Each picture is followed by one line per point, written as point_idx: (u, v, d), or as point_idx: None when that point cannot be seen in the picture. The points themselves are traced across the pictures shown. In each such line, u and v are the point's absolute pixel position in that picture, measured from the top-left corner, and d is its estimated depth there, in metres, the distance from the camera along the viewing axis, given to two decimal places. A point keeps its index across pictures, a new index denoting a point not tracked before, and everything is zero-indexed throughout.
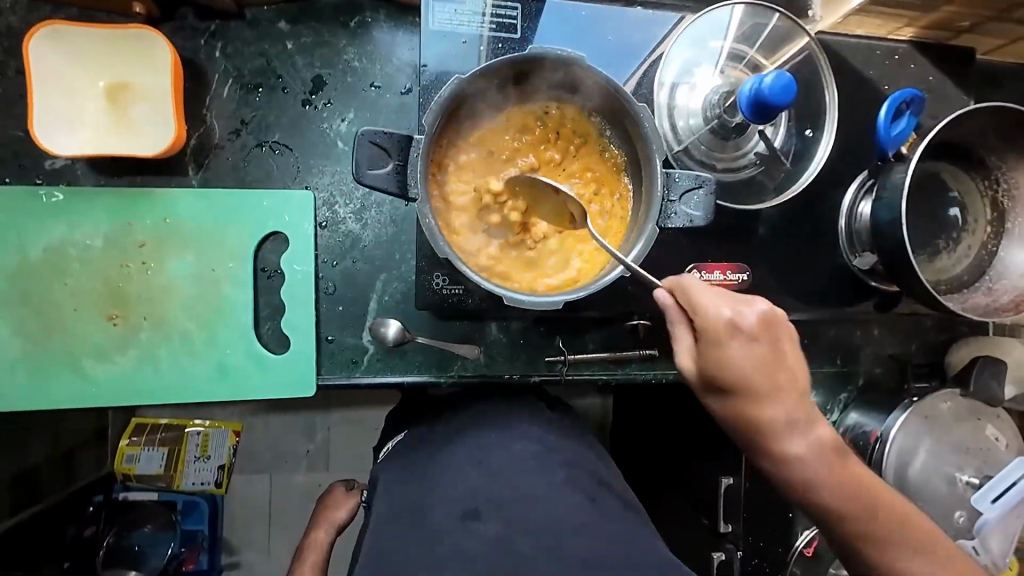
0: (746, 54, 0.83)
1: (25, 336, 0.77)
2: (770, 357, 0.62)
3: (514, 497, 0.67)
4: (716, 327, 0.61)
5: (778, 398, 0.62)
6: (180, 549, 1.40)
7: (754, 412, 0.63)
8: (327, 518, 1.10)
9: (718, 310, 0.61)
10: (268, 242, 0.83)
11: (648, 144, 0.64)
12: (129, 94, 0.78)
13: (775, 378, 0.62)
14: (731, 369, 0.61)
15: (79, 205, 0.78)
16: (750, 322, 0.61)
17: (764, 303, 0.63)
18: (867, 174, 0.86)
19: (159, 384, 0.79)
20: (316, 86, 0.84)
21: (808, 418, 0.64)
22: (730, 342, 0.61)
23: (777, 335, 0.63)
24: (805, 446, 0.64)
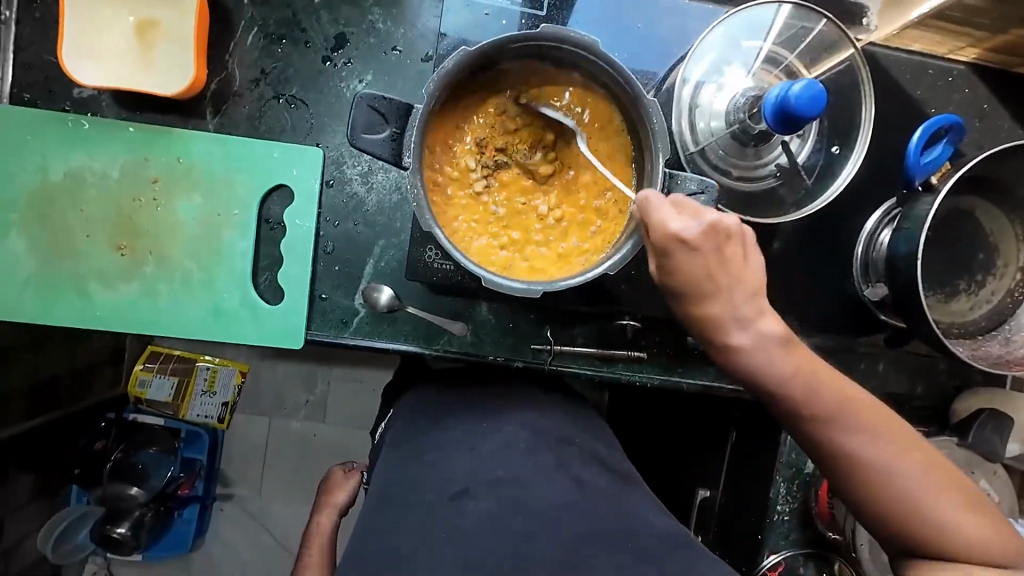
0: (783, 60, 0.79)
1: (39, 254, 0.81)
2: (714, 263, 0.60)
3: (501, 477, 0.70)
4: (658, 236, 0.59)
5: (722, 296, 0.61)
6: (179, 473, 1.47)
7: (698, 309, 0.62)
8: (328, 502, 1.13)
9: (666, 222, 0.59)
10: (274, 194, 0.85)
11: (653, 141, 0.62)
12: (157, 31, 0.80)
13: (720, 277, 0.60)
14: (674, 275, 0.61)
15: (100, 135, 0.80)
16: (695, 233, 0.59)
17: (715, 210, 0.60)
18: (894, 203, 0.81)
19: (157, 317, 0.83)
20: (338, 43, 0.83)
21: (755, 309, 0.61)
22: (675, 253, 0.59)
23: (725, 238, 0.60)
24: (748, 340, 0.61)
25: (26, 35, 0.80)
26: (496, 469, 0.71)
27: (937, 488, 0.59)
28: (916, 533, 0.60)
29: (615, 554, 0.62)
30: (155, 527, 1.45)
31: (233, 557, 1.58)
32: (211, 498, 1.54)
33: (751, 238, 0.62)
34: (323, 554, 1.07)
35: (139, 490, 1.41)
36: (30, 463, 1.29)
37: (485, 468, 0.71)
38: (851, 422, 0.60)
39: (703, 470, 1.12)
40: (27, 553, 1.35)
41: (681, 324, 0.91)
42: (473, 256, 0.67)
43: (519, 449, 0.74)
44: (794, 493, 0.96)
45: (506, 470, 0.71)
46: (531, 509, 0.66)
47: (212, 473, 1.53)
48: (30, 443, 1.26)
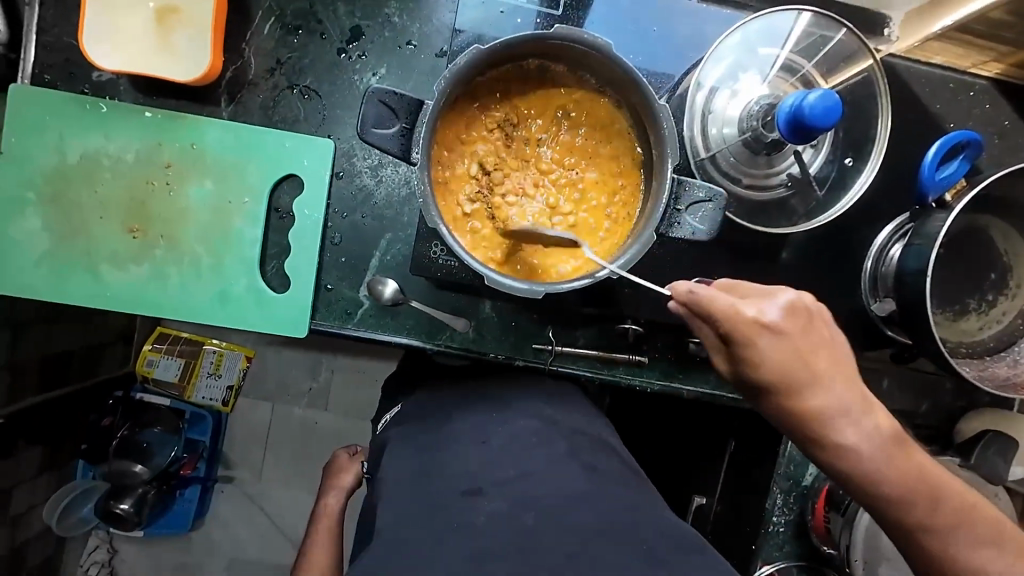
0: (800, 68, 0.78)
1: (54, 234, 0.82)
2: (806, 351, 0.57)
3: (512, 475, 0.70)
4: (741, 327, 0.57)
5: (825, 387, 0.58)
6: (182, 453, 1.49)
7: (802, 406, 0.58)
8: (334, 485, 1.14)
9: (738, 307, 0.57)
10: (284, 184, 0.86)
11: (663, 145, 0.61)
12: (177, 18, 0.81)
13: (817, 368, 0.57)
14: (763, 368, 0.57)
15: (116, 119, 0.82)
16: (776, 316, 0.57)
17: (789, 292, 0.59)
18: (907, 218, 0.79)
19: (165, 300, 0.84)
20: (353, 36, 0.84)
21: (862, 407, 0.58)
22: (762, 339, 0.57)
23: (808, 320, 0.58)
24: (859, 437, 0.58)
25: (49, 17, 0.81)
26: (504, 468, 0.71)
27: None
28: None
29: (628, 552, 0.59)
30: (156, 505, 1.49)
31: (233, 538, 1.61)
32: (213, 479, 1.57)
33: (828, 318, 0.61)
34: (330, 534, 1.08)
35: (143, 467, 1.43)
36: (39, 437, 1.32)
37: (494, 463, 0.72)
38: (969, 528, 0.60)
39: (706, 478, 1.12)
40: (34, 523, 1.37)
41: (683, 330, 0.90)
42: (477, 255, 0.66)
43: (524, 445, 0.74)
44: (791, 504, 0.95)
45: (516, 467, 0.71)
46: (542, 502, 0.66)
47: (213, 457, 1.55)
48: (41, 417, 1.28)
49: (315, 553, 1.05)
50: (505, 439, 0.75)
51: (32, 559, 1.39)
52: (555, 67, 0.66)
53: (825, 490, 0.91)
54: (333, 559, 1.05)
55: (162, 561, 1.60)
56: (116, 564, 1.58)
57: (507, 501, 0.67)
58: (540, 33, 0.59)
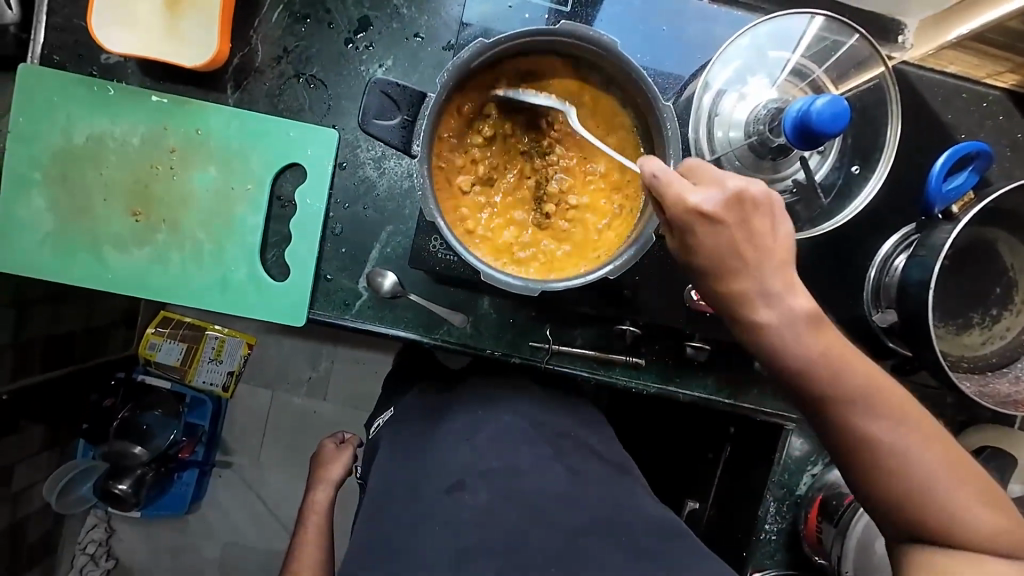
0: (811, 73, 0.77)
1: (58, 214, 0.83)
2: (741, 238, 0.55)
3: (496, 467, 0.71)
4: (678, 211, 0.55)
5: (748, 269, 0.56)
6: (181, 437, 1.51)
7: (726, 287, 0.57)
8: (323, 478, 1.14)
9: (686, 194, 0.54)
10: (287, 172, 0.86)
11: (666, 146, 0.61)
12: (187, 4, 0.80)
13: (745, 252, 0.55)
14: (697, 252, 0.56)
15: (123, 101, 0.82)
16: (716, 205, 0.54)
17: (739, 179, 0.55)
18: (913, 229, 0.78)
19: (166, 283, 0.84)
20: (361, 26, 0.84)
21: (788, 288, 0.56)
22: (695, 228, 0.55)
23: (752, 209, 0.55)
24: (775, 317, 0.56)
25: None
26: (493, 459, 0.72)
27: (955, 474, 0.55)
28: (944, 533, 0.55)
29: (607, 549, 0.63)
30: (154, 487, 1.50)
31: (229, 523, 1.62)
32: (210, 463, 1.58)
33: (780, 207, 0.56)
34: (321, 529, 1.08)
35: (142, 449, 1.45)
36: (41, 415, 1.34)
37: (482, 458, 0.73)
38: (878, 405, 0.56)
39: (704, 483, 1.11)
40: (34, 499, 1.39)
41: (681, 333, 0.90)
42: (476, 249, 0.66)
43: (516, 440, 0.76)
44: (784, 513, 0.94)
45: (500, 460, 0.72)
46: (528, 500, 0.68)
47: (213, 442, 1.58)
48: (43, 395, 1.30)
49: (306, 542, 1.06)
50: (495, 434, 0.76)
51: (31, 535, 1.41)
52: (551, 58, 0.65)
53: (819, 500, 0.90)
54: (322, 549, 1.05)
55: (158, 542, 1.61)
56: (113, 543, 1.60)
57: (490, 492, 0.69)
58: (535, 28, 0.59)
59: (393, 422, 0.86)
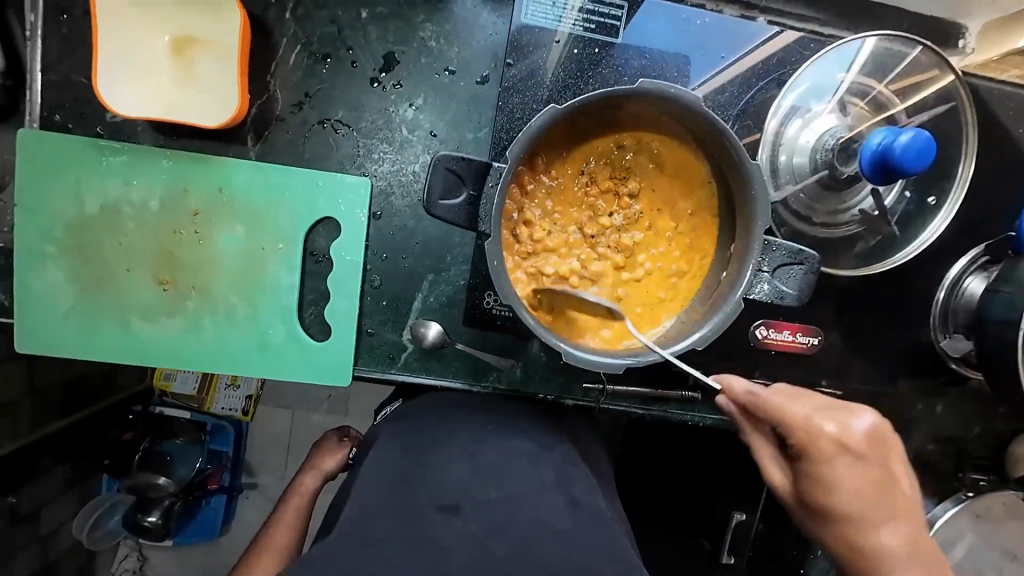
0: (872, 90, 0.72)
1: (80, 287, 0.77)
2: (878, 476, 0.61)
3: (493, 497, 0.62)
4: (823, 444, 0.59)
5: (879, 513, 0.61)
6: (206, 465, 1.44)
7: (857, 530, 0.61)
8: (314, 463, 0.98)
9: (821, 426, 0.60)
10: (320, 227, 0.81)
11: (754, 214, 0.57)
12: (196, 47, 0.74)
13: (884, 494, 0.61)
14: (836, 488, 0.60)
15: (138, 163, 0.76)
16: (857, 440, 0.60)
17: (862, 419, 0.62)
18: (983, 250, 0.77)
19: (202, 355, 0.79)
20: (387, 64, 0.77)
21: (921, 546, 0.62)
22: (838, 459, 0.59)
23: (881, 447, 0.62)
24: (906, 566, 0.61)
25: (54, 51, 0.75)
26: (490, 488, 0.63)
27: None
28: None
29: None
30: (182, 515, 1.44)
31: None
32: (238, 488, 1.52)
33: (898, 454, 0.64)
34: (296, 517, 0.94)
35: (167, 480, 1.36)
36: (64, 456, 1.30)
37: (481, 480, 0.64)
38: None
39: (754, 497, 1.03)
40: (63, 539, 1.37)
41: None
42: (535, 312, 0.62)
43: (540, 465, 0.68)
44: None
45: (500, 490, 0.63)
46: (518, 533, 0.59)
47: (239, 464, 1.52)
48: (66, 440, 1.27)
49: (278, 526, 0.93)
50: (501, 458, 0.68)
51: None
52: (635, 120, 0.62)
53: None
54: (295, 540, 0.93)
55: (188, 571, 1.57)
56: (146, 571, 1.55)
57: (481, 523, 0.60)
58: (637, 89, 0.55)
59: (393, 419, 0.77)
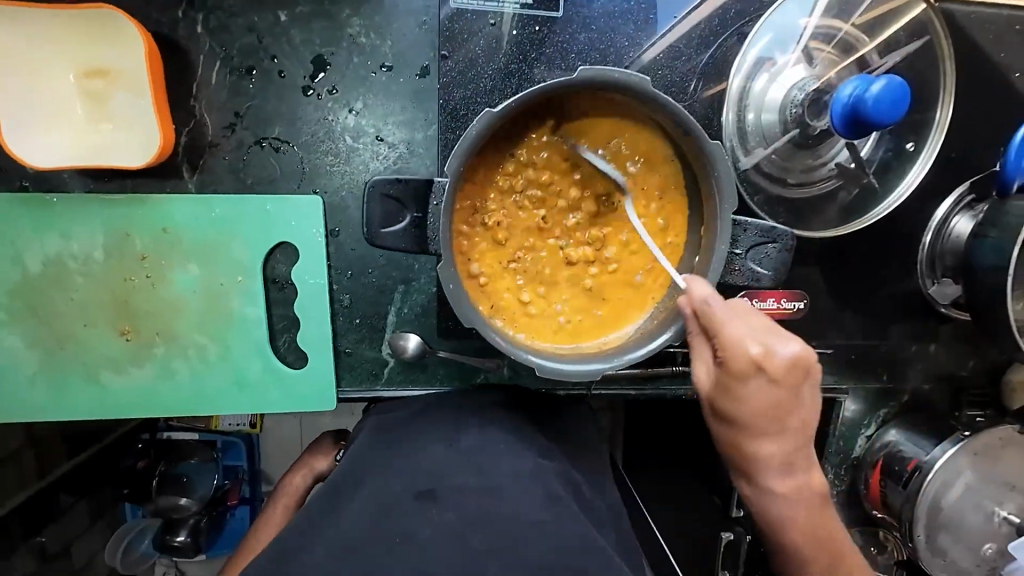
0: (838, 31, 0.67)
1: (39, 350, 0.74)
2: (787, 403, 0.54)
3: (472, 483, 0.59)
4: (740, 362, 0.52)
5: (778, 437, 0.56)
6: (223, 481, 1.22)
7: (748, 447, 0.57)
8: (307, 461, 0.89)
9: (743, 343, 0.52)
10: (277, 253, 0.77)
11: (720, 199, 0.55)
12: (106, 81, 0.69)
13: (784, 422, 0.55)
14: (740, 407, 0.54)
15: (71, 213, 0.71)
16: (779, 364, 0.52)
17: (798, 345, 0.53)
18: (967, 188, 0.75)
19: (179, 400, 0.77)
20: (318, 69, 0.71)
21: (799, 465, 0.58)
22: (751, 381, 0.53)
23: (802, 378, 0.54)
24: (783, 484, 0.59)
25: None
26: (468, 471, 0.60)
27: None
28: None
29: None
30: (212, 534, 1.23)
31: None
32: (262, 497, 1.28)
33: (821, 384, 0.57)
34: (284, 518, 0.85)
35: (188, 500, 1.16)
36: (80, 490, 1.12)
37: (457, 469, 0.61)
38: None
39: None
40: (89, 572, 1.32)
41: None
42: (498, 322, 0.59)
43: (517, 451, 0.64)
44: (844, 474, 0.91)
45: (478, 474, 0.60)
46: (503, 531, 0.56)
47: (256, 476, 1.27)
48: (78, 478, 1.10)
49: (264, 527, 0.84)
50: (482, 441, 0.65)
51: None
52: (580, 107, 0.58)
53: (880, 462, 0.87)
54: None
55: None
56: None
57: (460, 512, 0.56)
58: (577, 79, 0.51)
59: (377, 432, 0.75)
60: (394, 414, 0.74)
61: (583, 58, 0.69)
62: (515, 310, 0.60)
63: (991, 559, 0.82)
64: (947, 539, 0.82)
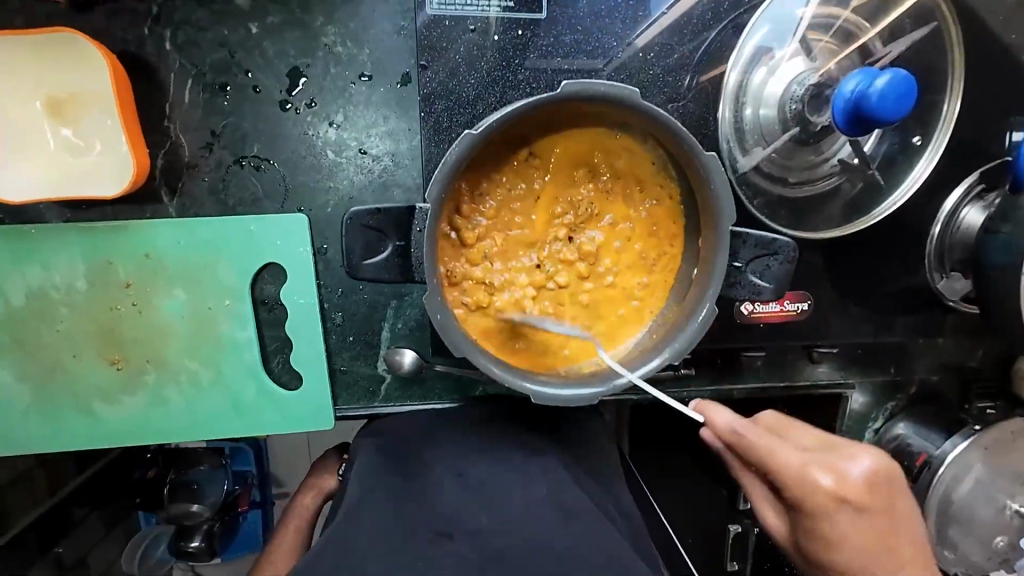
0: (837, 19, 0.63)
1: (29, 383, 0.73)
2: (882, 527, 0.56)
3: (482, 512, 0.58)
4: (817, 498, 0.54)
5: (894, 568, 0.56)
6: (234, 487, 1.04)
7: None
8: (315, 482, 0.87)
9: (813, 476, 0.54)
10: (264, 273, 0.75)
11: (718, 209, 0.53)
12: (76, 106, 0.67)
13: (892, 550, 0.56)
14: (833, 539, 0.56)
15: (50, 243, 0.70)
16: (856, 489, 0.54)
17: (865, 460, 0.55)
18: (977, 178, 0.72)
19: (175, 426, 0.76)
20: (294, 81, 0.68)
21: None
22: (838, 512, 0.54)
23: (884, 490, 0.55)
24: None
25: None
26: (475, 499, 0.60)
27: None
28: None
29: None
30: (222, 539, 1.06)
31: None
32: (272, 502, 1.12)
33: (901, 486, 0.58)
34: (295, 542, 0.84)
35: (201, 507, 0.98)
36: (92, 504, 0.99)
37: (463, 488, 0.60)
38: None
39: None
40: None
41: None
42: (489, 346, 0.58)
43: (526, 470, 0.64)
44: None
45: (486, 501, 0.59)
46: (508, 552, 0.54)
47: (266, 479, 1.10)
48: (96, 492, 0.98)
49: (277, 553, 0.83)
50: (491, 465, 0.64)
51: None
52: (558, 126, 0.58)
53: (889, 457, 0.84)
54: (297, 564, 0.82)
55: None
56: None
57: (477, 546, 0.55)
58: (560, 95, 0.50)
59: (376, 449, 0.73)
60: (396, 429, 0.72)
61: (569, 61, 0.66)
62: (510, 334, 0.59)
63: (1002, 552, 0.81)
64: (957, 532, 0.81)
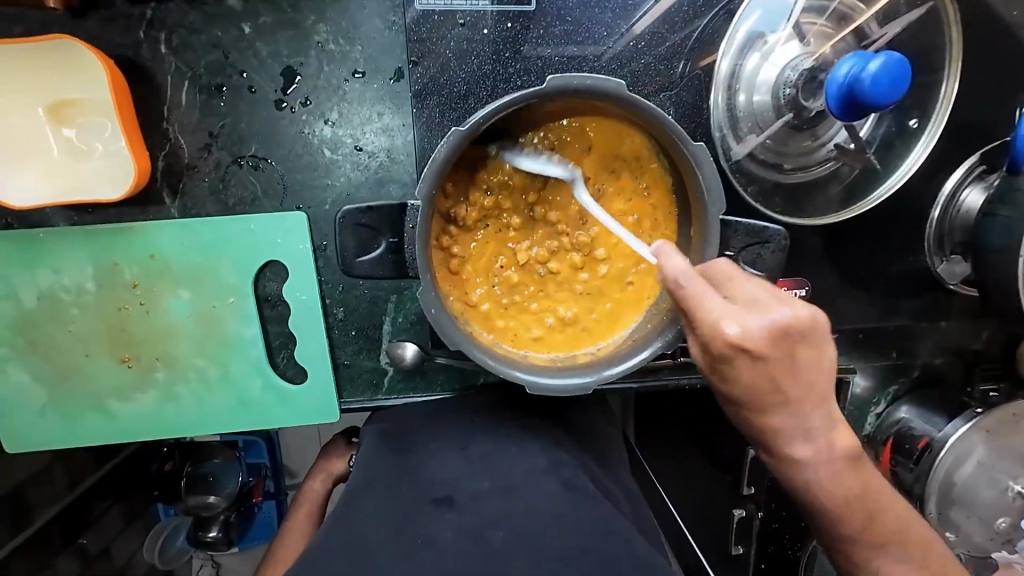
0: (830, 3, 0.63)
1: (44, 383, 0.76)
2: (782, 371, 0.48)
3: (488, 488, 0.59)
4: (716, 346, 0.47)
5: (789, 407, 0.50)
6: (248, 479, 1.06)
7: (761, 422, 0.52)
8: (323, 466, 0.89)
9: (719, 323, 0.46)
10: (266, 271, 0.76)
11: (709, 199, 0.53)
12: (78, 111, 0.68)
13: (786, 391, 0.49)
14: (732, 385, 0.50)
15: (57, 246, 0.71)
16: (760, 340, 0.46)
17: (784, 307, 0.47)
18: (978, 158, 0.71)
19: (186, 421, 0.78)
20: (288, 81, 0.69)
21: (819, 426, 0.52)
22: (737, 361, 0.48)
23: (796, 342, 0.48)
24: (811, 453, 0.53)
25: None
26: (482, 477, 0.60)
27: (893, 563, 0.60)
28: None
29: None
30: (242, 526, 1.10)
31: None
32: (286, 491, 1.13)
33: (826, 329, 0.49)
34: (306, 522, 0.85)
35: (218, 498, 1.02)
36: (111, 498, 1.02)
37: (465, 475, 0.61)
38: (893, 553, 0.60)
39: None
40: None
41: None
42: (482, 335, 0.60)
43: (528, 448, 0.64)
44: None
45: (492, 476, 0.61)
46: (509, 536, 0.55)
47: (280, 470, 1.12)
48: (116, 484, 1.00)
49: (289, 535, 0.84)
50: (495, 446, 0.65)
51: None
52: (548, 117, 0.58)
53: (890, 440, 0.84)
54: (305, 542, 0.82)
55: None
56: None
57: (481, 521, 0.56)
58: (547, 90, 0.51)
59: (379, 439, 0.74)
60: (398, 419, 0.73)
61: (560, 54, 0.66)
62: (505, 320, 0.61)
63: (1005, 533, 0.81)
64: (961, 515, 0.80)
